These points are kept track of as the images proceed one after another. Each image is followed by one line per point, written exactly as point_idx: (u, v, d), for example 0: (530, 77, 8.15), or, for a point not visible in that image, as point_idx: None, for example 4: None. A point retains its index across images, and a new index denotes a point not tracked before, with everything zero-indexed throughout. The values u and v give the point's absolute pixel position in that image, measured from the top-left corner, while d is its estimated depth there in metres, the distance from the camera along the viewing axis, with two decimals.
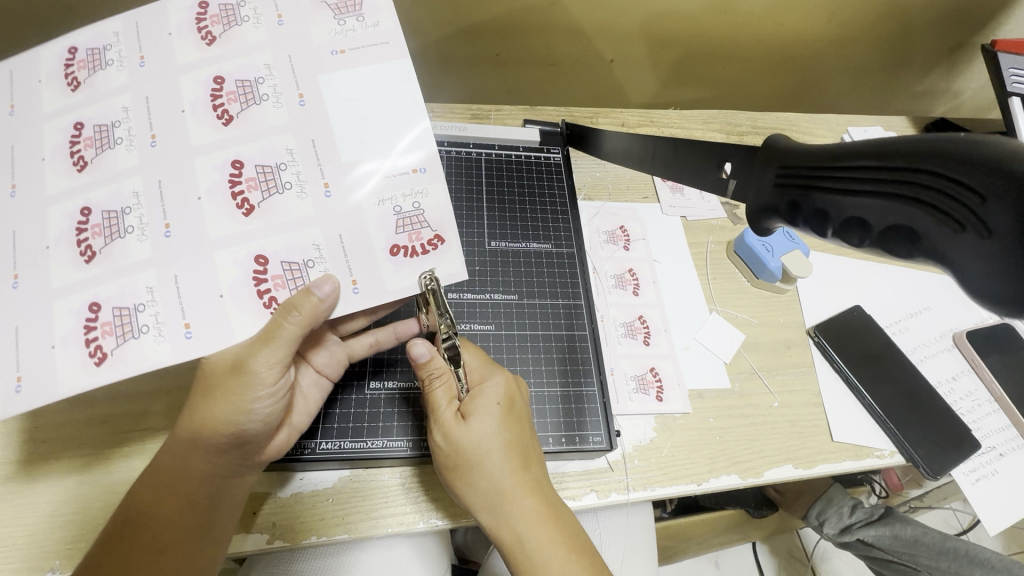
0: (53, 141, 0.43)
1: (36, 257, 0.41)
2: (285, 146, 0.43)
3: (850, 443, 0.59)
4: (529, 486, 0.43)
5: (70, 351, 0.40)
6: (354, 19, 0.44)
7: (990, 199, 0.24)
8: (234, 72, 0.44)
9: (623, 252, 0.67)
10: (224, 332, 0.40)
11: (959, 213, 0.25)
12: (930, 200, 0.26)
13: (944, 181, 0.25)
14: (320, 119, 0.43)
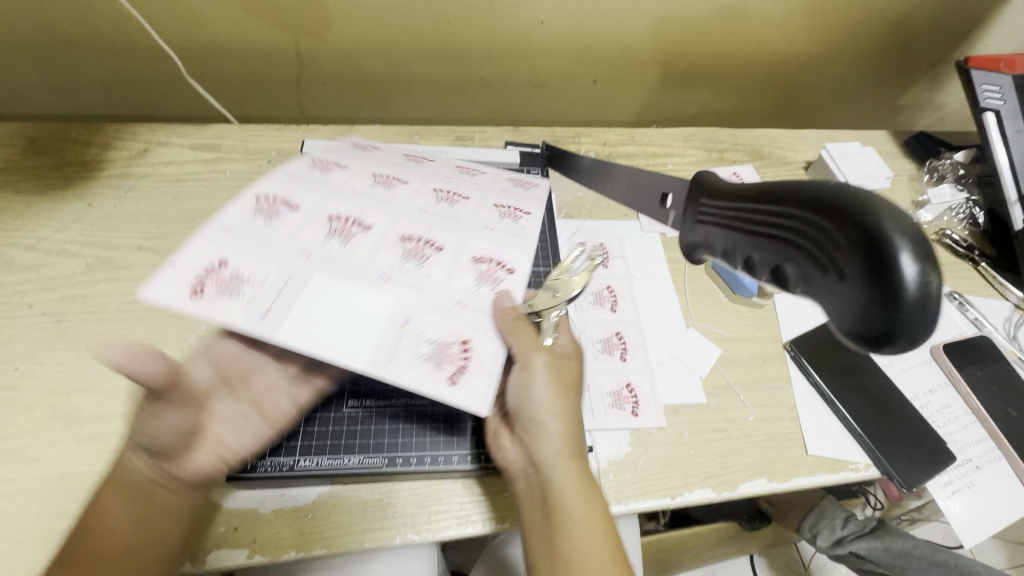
0: (377, 149, 0.60)
1: (307, 166, 0.54)
2: (406, 237, 0.50)
3: (825, 457, 0.59)
4: (577, 475, 0.45)
5: (259, 192, 0.49)
6: (512, 220, 0.55)
7: (847, 245, 0.27)
8: (450, 190, 0.57)
9: (601, 269, 0.69)
10: (224, 231, 0.46)
11: (824, 257, 0.28)
12: (807, 244, 0.30)
13: (817, 228, 0.29)
14: (440, 237, 0.51)
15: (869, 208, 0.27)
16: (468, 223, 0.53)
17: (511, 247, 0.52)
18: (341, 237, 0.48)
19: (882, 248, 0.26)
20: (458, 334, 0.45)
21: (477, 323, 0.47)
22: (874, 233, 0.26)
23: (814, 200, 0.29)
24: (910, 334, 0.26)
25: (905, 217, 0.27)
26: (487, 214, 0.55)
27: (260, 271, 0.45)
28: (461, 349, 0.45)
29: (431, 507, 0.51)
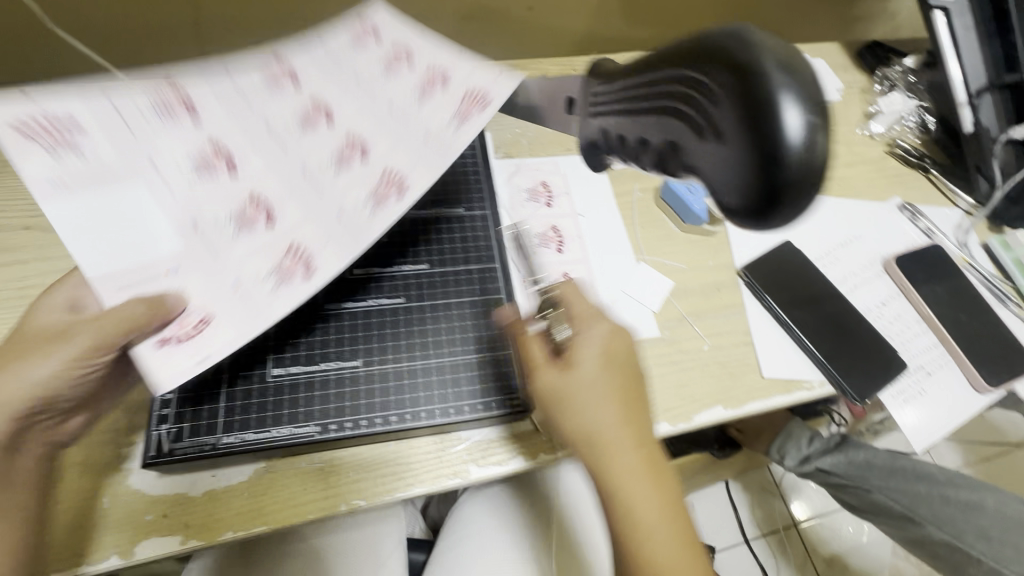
0: None
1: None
2: (242, 136, 0.40)
3: (781, 379, 0.59)
4: (636, 440, 0.43)
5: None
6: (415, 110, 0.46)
7: (733, 103, 0.29)
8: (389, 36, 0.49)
9: (545, 209, 0.65)
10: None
11: (712, 125, 0.31)
12: (697, 117, 0.32)
13: (703, 99, 0.31)
14: (297, 138, 0.42)
15: (750, 62, 0.29)
16: (353, 92, 0.45)
17: (400, 145, 0.44)
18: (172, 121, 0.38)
19: (763, 99, 0.28)
20: (297, 244, 0.39)
21: (333, 237, 0.40)
22: (756, 88, 0.29)
23: (701, 72, 0.31)
24: (796, 179, 0.29)
25: (787, 61, 0.29)
26: (313, 109, 0.43)
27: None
28: (299, 255, 0.39)
29: (378, 472, 0.48)
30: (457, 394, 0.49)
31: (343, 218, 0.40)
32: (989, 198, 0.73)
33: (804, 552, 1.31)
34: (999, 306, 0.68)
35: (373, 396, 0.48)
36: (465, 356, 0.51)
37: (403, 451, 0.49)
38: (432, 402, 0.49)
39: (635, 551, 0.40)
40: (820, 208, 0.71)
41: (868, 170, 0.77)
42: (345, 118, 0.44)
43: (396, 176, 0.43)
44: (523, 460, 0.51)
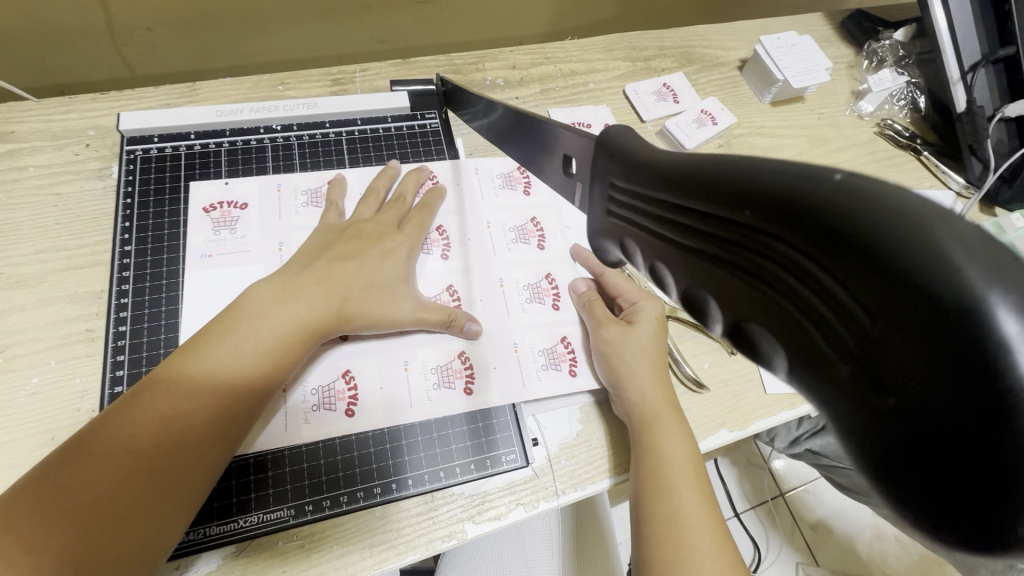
0: (278, 207, 0.51)
1: (219, 190, 0.51)
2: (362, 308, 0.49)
3: (785, 393, 0.56)
4: (664, 387, 0.47)
5: (196, 229, 0.49)
6: (557, 368, 0.50)
7: (888, 327, 0.14)
8: (540, 216, 0.57)
9: (522, 198, 0.57)
10: (211, 276, 0.47)
11: (841, 346, 0.15)
12: (790, 313, 0.16)
13: (827, 291, 0.15)
14: (433, 351, 0.49)
15: (927, 242, 0.13)
16: (481, 275, 0.53)
17: (504, 370, 0.49)
18: (225, 228, 0.49)
19: (972, 321, 0.13)
20: (345, 367, 0.47)
21: (383, 409, 0.46)
22: (943, 298, 0.13)
23: (797, 222, 0.16)
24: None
25: (972, 230, 0.14)
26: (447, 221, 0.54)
27: (202, 246, 0.48)
28: (346, 384, 0.46)
29: (358, 546, 0.43)
30: (442, 454, 0.46)
31: (403, 421, 0.46)
32: (983, 182, 0.70)
33: (792, 521, 1.34)
34: None
35: (351, 466, 0.45)
36: (451, 411, 0.47)
37: (389, 516, 0.44)
38: (418, 466, 0.46)
39: (649, 441, 0.44)
40: None
41: (859, 155, 0.74)
42: (491, 342, 0.50)
43: (464, 376, 0.48)
44: (522, 511, 0.46)
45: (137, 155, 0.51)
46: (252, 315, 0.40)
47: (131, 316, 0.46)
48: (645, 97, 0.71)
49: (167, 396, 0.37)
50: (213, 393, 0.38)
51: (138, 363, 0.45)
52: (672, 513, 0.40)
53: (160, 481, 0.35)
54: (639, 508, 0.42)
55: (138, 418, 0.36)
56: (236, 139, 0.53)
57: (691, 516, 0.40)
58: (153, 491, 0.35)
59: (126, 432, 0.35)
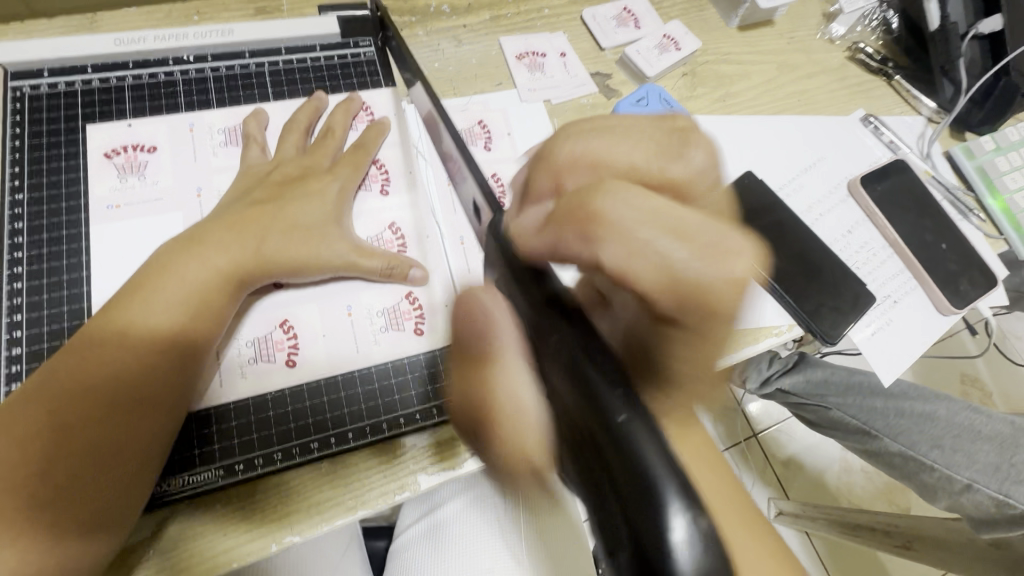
0: (191, 145, 0.46)
1: (120, 132, 0.45)
2: None
3: (749, 327, 0.54)
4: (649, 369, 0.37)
5: (99, 179, 0.44)
6: None
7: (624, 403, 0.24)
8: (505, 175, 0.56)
9: (484, 153, 0.56)
10: (117, 226, 0.43)
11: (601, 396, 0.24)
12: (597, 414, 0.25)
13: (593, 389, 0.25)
14: (372, 300, 0.45)
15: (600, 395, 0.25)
16: (426, 214, 0.49)
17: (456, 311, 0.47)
18: (133, 173, 0.44)
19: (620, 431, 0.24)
20: (281, 317, 0.43)
21: (328, 360, 0.43)
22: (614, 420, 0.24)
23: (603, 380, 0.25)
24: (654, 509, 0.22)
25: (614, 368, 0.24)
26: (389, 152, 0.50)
27: (106, 198, 0.43)
28: (285, 332, 0.43)
29: (300, 503, 0.40)
30: (384, 407, 0.43)
31: (345, 371, 0.43)
32: (954, 105, 0.67)
33: (764, 459, 1.38)
34: (959, 220, 0.65)
35: (284, 423, 0.41)
36: (393, 359, 0.44)
37: (336, 471, 0.41)
38: (360, 420, 0.42)
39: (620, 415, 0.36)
40: (779, 131, 0.65)
41: (830, 81, 0.70)
42: (435, 285, 0.47)
43: (415, 311, 0.45)
44: (477, 459, 0.44)
45: (24, 92, 0.45)
46: (166, 273, 0.38)
47: (28, 272, 0.41)
48: (604, 23, 0.66)
49: (81, 366, 0.35)
50: (132, 355, 0.36)
51: (38, 323, 0.40)
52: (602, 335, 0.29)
53: (111, 442, 0.34)
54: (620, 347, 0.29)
55: (53, 389, 0.34)
56: (141, 72, 0.47)
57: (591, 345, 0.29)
58: (80, 468, 0.33)
59: (43, 408, 0.34)
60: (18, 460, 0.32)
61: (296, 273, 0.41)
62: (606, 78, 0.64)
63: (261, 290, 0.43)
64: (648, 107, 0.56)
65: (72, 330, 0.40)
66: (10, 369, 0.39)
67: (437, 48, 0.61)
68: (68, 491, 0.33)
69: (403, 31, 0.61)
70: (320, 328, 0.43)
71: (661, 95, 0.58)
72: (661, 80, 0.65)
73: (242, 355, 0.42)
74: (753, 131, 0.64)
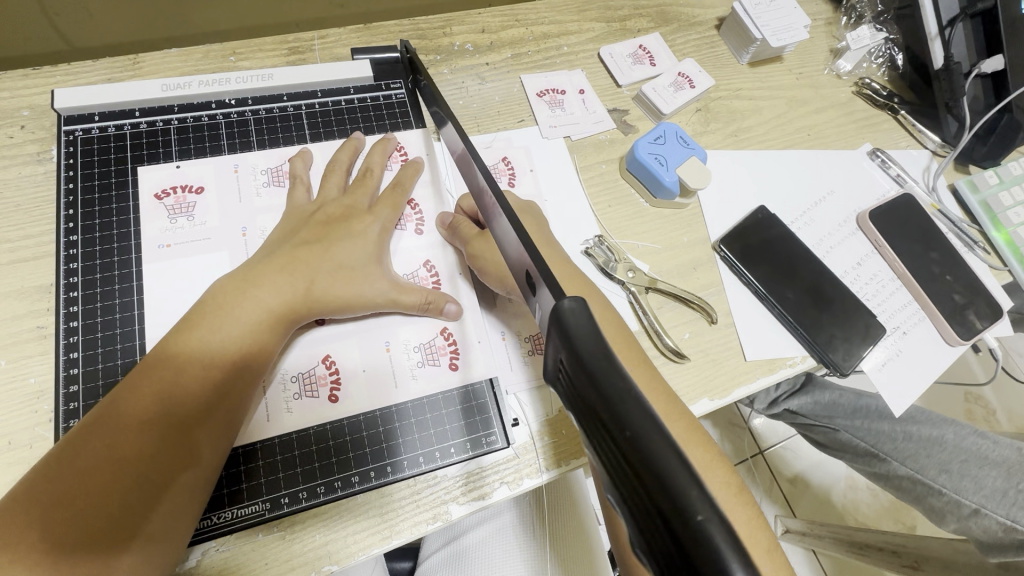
0: (235, 187, 0.48)
1: (169, 174, 0.48)
2: None
3: (764, 358, 0.56)
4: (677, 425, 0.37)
5: (150, 219, 0.46)
6: None
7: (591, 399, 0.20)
8: None
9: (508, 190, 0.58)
10: (167, 265, 0.45)
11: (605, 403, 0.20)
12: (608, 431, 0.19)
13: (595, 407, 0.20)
14: (408, 335, 0.47)
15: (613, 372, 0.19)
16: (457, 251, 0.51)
17: (487, 346, 0.49)
18: (181, 214, 0.47)
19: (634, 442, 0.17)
20: (322, 353, 0.45)
21: (368, 395, 0.45)
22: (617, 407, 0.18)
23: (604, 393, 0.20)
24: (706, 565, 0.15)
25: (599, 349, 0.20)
26: (421, 192, 0.52)
27: (157, 238, 0.46)
28: (327, 368, 0.45)
29: (340, 534, 0.42)
30: (421, 441, 0.45)
31: (382, 406, 0.45)
32: (958, 140, 0.70)
33: (771, 476, 1.40)
34: (965, 252, 0.67)
35: (327, 456, 0.43)
36: (428, 393, 0.46)
37: (373, 502, 0.43)
38: (399, 453, 0.44)
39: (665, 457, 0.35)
40: (791, 165, 0.67)
41: (838, 116, 0.72)
42: (467, 324, 0.49)
43: (448, 345, 0.48)
44: (507, 490, 0.45)
45: (76, 136, 0.47)
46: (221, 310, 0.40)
47: (84, 311, 0.43)
48: (621, 60, 0.68)
49: (139, 399, 0.36)
50: (187, 390, 0.37)
51: (94, 359, 0.42)
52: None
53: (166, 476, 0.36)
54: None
55: (112, 421, 0.35)
56: (186, 116, 0.50)
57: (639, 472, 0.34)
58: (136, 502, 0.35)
59: (102, 442, 0.35)
60: (75, 492, 0.34)
61: (342, 310, 0.43)
62: (623, 114, 0.66)
63: (305, 326, 0.45)
64: (665, 145, 0.58)
65: (125, 367, 0.42)
66: (69, 405, 0.41)
67: (461, 86, 0.63)
68: (124, 525, 0.34)
69: (429, 69, 0.64)
70: (361, 365, 0.45)
71: (678, 134, 0.60)
72: (675, 116, 0.67)
73: (289, 392, 0.44)
74: (765, 166, 0.67)
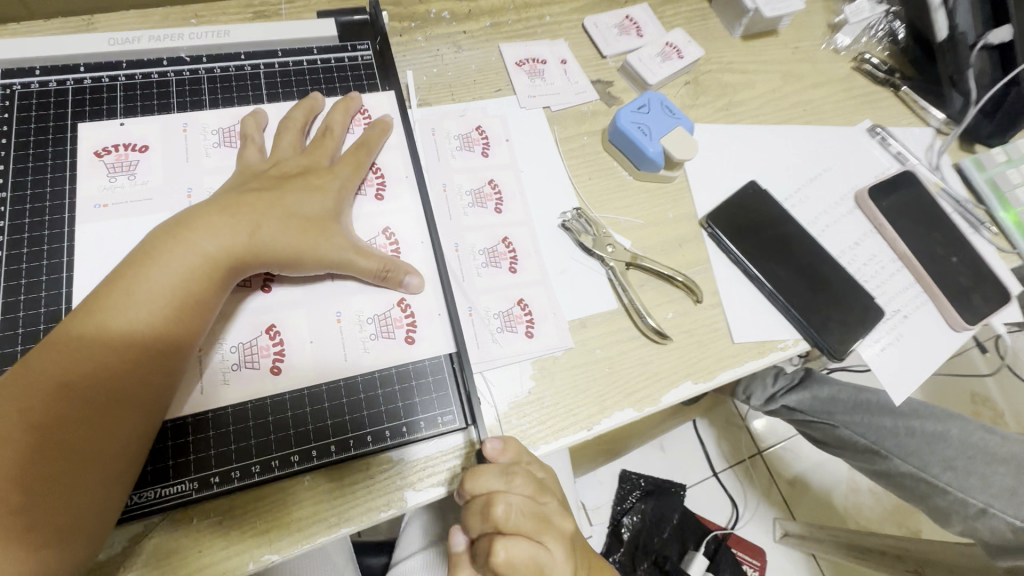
0: (182, 146, 0.45)
1: (111, 132, 0.45)
2: None
3: (753, 340, 0.53)
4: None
5: (86, 178, 0.43)
6: (513, 334, 0.48)
7: None
8: (504, 180, 0.54)
9: (481, 160, 0.54)
10: (102, 226, 0.42)
11: None
12: None
13: None
14: (362, 305, 0.43)
15: None
16: (421, 220, 0.48)
17: (448, 319, 0.45)
18: (122, 174, 0.44)
19: None
20: (265, 321, 0.41)
21: (316, 366, 0.41)
22: None
23: None
24: None
25: None
26: (384, 158, 0.49)
27: (94, 198, 0.42)
28: (271, 338, 0.41)
29: (277, 521, 0.38)
30: (369, 419, 0.41)
31: (332, 379, 0.41)
32: (964, 116, 0.66)
33: (769, 476, 1.35)
34: (971, 234, 0.63)
35: (266, 432, 0.39)
36: (381, 367, 0.42)
37: (318, 485, 0.40)
38: (344, 431, 0.41)
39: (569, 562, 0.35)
40: (785, 141, 0.64)
41: (836, 91, 0.69)
42: (427, 295, 0.45)
43: (406, 316, 0.44)
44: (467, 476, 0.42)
45: (14, 90, 0.44)
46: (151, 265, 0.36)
47: (11, 273, 0.40)
48: (606, 30, 0.65)
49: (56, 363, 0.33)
50: (111, 351, 0.34)
51: (19, 323, 0.39)
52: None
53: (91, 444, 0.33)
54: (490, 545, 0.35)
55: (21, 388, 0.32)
56: (135, 72, 0.47)
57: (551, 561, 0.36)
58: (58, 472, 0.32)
59: (14, 406, 0.32)
60: None
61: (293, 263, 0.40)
62: (607, 85, 0.63)
63: (251, 289, 0.42)
64: (648, 114, 0.55)
65: (52, 332, 0.39)
66: None
67: (436, 53, 0.60)
68: (44, 499, 0.31)
69: (402, 36, 0.60)
70: (309, 335, 0.42)
71: (663, 103, 0.57)
72: (663, 88, 0.64)
73: (228, 361, 0.40)
74: (757, 141, 0.63)
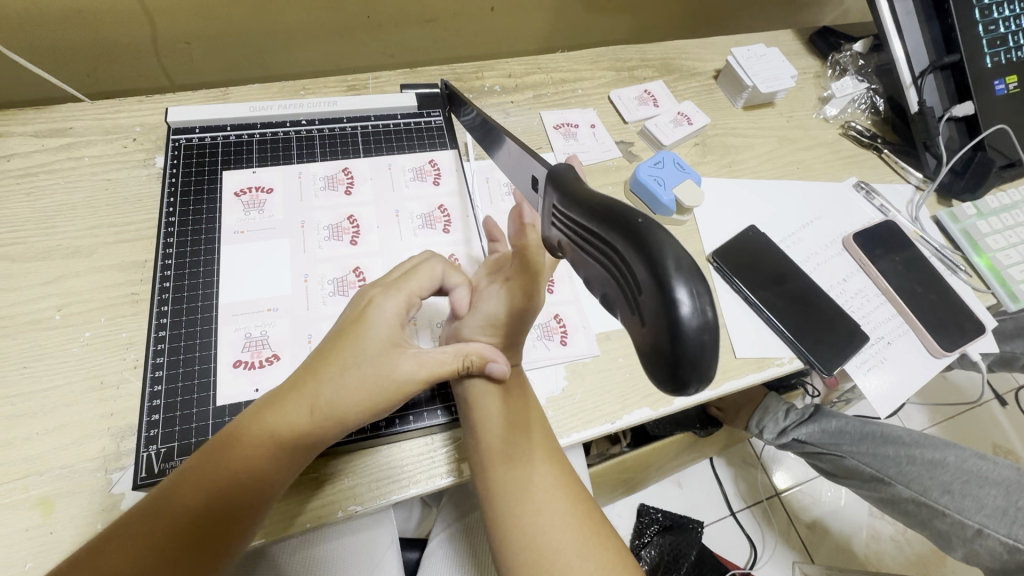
0: (299, 188, 0.59)
1: (247, 177, 0.58)
2: (377, 272, 0.56)
3: (754, 357, 0.62)
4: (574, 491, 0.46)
5: (229, 210, 0.56)
6: (551, 341, 0.58)
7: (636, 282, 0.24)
8: None
9: None
10: (239, 247, 0.55)
11: (632, 286, 0.25)
12: (632, 300, 0.25)
13: (628, 278, 0.25)
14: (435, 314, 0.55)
15: (661, 265, 0.23)
16: (479, 248, 0.60)
17: None
18: (254, 208, 0.57)
19: (663, 322, 0.23)
20: None
21: None
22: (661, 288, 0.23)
23: (642, 266, 0.24)
24: (700, 376, 0.23)
25: (672, 244, 0.23)
26: (450, 199, 0.62)
27: (235, 227, 0.56)
28: None
29: (358, 469, 0.49)
30: (437, 397, 0.52)
31: None
32: (937, 174, 0.77)
33: (788, 519, 1.36)
34: (948, 275, 0.72)
35: None
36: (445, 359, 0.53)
37: (394, 450, 0.50)
38: (419, 407, 0.52)
39: (528, 482, 0.46)
40: (782, 193, 0.75)
41: (825, 153, 0.80)
42: None
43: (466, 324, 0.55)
44: None
45: (181, 143, 0.59)
46: (319, 382, 0.43)
47: (174, 277, 0.53)
48: (628, 101, 0.79)
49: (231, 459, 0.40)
50: (276, 446, 0.42)
51: (179, 315, 0.51)
52: (523, 522, 0.44)
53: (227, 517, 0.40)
54: (486, 488, 0.46)
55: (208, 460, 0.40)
56: (266, 131, 0.61)
57: (537, 501, 0.45)
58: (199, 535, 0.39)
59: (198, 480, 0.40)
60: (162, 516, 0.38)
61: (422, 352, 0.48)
62: (629, 145, 0.76)
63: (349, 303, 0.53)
64: (662, 168, 0.67)
65: (200, 324, 0.51)
66: (156, 348, 0.50)
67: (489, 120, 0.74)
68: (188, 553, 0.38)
69: None
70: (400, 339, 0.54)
71: (675, 160, 0.69)
72: (675, 148, 0.77)
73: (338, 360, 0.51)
74: (757, 193, 0.75)
